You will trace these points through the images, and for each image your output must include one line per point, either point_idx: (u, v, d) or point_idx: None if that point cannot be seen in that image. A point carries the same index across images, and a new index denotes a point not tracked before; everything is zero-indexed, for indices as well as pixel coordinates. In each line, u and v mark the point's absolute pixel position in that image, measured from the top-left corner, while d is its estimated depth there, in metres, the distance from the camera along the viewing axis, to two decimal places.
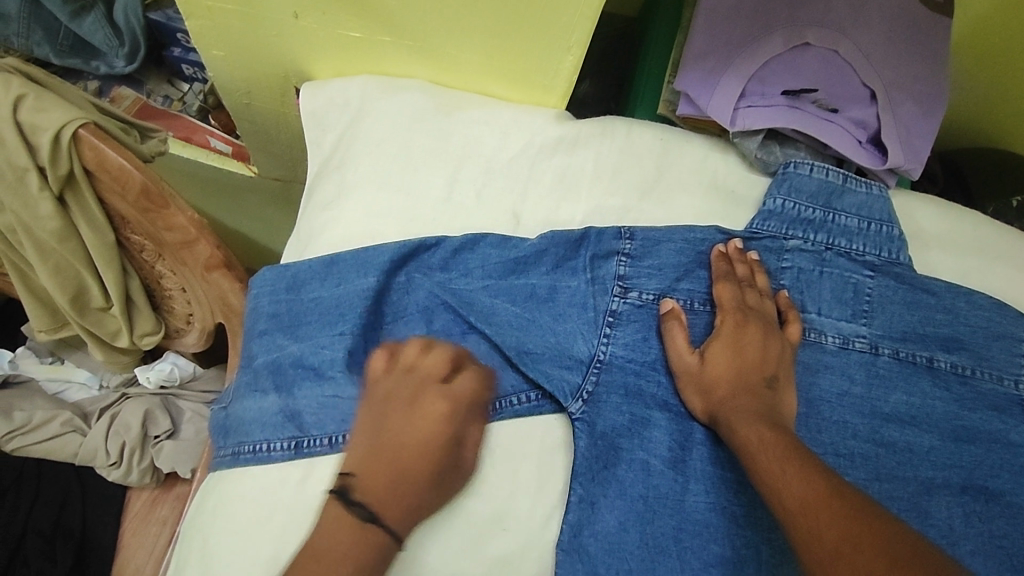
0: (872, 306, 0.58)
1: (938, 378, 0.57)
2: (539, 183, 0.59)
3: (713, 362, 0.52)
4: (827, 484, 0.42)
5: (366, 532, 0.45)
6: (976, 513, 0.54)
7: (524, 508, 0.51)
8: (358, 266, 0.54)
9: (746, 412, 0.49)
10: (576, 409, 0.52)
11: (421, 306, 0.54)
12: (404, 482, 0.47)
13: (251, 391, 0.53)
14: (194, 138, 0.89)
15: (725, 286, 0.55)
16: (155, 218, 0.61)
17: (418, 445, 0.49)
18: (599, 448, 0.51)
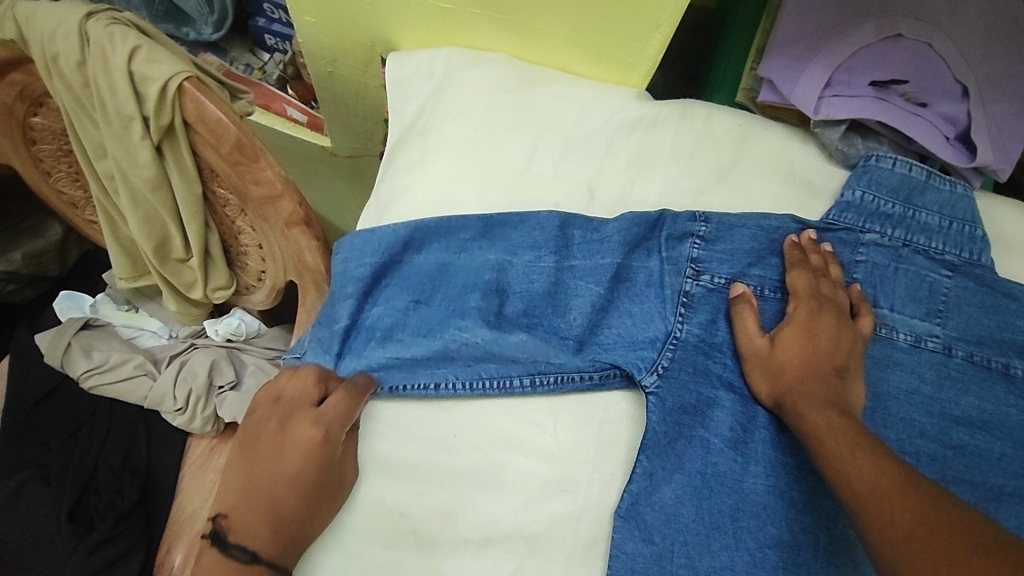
0: (948, 306, 0.57)
1: (1014, 386, 0.56)
2: (615, 160, 0.60)
3: (784, 347, 0.52)
4: (900, 471, 0.42)
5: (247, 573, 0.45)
6: None
7: (584, 473, 0.51)
8: (441, 237, 0.56)
9: (818, 397, 0.49)
10: (650, 382, 0.52)
11: (489, 280, 0.54)
12: (277, 518, 0.47)
13: (322, 352, 0.54)
14: (272, 106, 0.94)
15: (799, 274, 0.55)
16: (244, 171, 0.63)
17: (287, 476, 0.48)
18: (667, 423, 0.51)
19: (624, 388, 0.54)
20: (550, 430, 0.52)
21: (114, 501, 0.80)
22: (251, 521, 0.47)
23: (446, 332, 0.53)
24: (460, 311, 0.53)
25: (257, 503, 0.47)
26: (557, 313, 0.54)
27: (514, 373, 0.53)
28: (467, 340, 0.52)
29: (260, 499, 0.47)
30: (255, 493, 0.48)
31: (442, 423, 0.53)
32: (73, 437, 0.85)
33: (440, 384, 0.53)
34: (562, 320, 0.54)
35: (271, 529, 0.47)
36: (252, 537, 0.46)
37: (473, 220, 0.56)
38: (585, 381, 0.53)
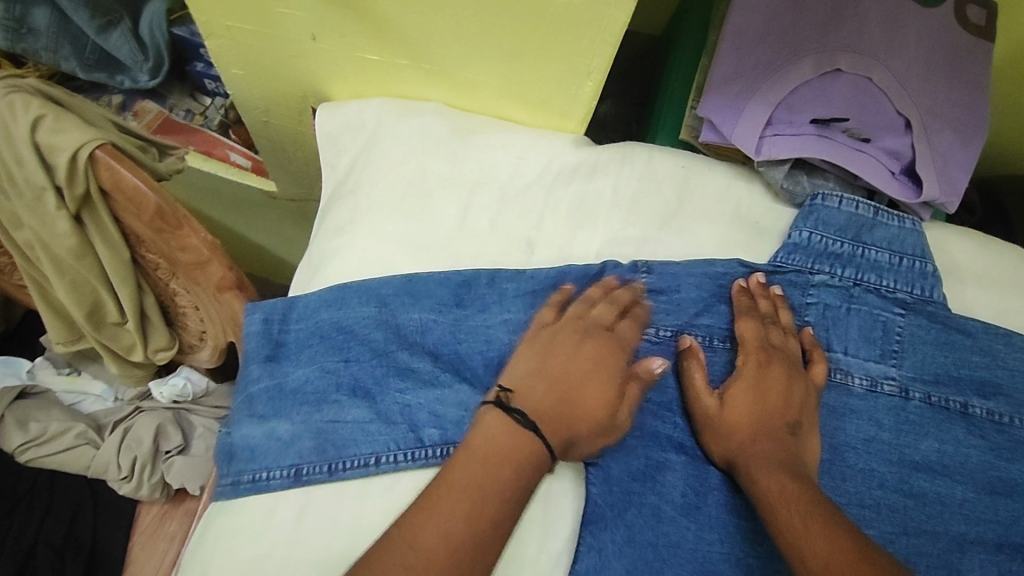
0: (902, 346, 0.55)
1: (972, 426, 0.54)
2: (556, 211, 0.57)
3: (734, 402, 0.50)
4: (853, 544, 0.40)
5: (528, 439, 0.44)
6: (1012, 573, 0.51)
7: (530, 552, 0.48)
8: (366, 296, 0.52)
9: (769, 459, 0.47)
10: (591, 451, 0.49)
11: (413, 338, 0.51)
12: (570, 413, 0.47)
13: (248, 417, 0.51)
14: (215, 152, 0.92)
15: (748, 322, 0.53)
16: (169, 238, 0.60)
17: (597, 375, 0.49)
18: (613, 494, 0.48)
19: (569, 454, 0.50)
20: None
21: None
22: (538, 406, 0.46)
23: (386, 396, 0.50)
24: (397, 369, 0.51)
25: (551, 397, 0.47)
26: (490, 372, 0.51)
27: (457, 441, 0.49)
28: (409, 403, 0.50)
29: (554, 395, 0.47)
30: (552, 392, 0.47)
31: (377, 509, 0.48)
32: (7, 515, 0.79)
33: (381, 457, 0.49)
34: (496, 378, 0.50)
35: (561, 420, 0.46)
36: (538, 410, 0.46)
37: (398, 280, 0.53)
38: None
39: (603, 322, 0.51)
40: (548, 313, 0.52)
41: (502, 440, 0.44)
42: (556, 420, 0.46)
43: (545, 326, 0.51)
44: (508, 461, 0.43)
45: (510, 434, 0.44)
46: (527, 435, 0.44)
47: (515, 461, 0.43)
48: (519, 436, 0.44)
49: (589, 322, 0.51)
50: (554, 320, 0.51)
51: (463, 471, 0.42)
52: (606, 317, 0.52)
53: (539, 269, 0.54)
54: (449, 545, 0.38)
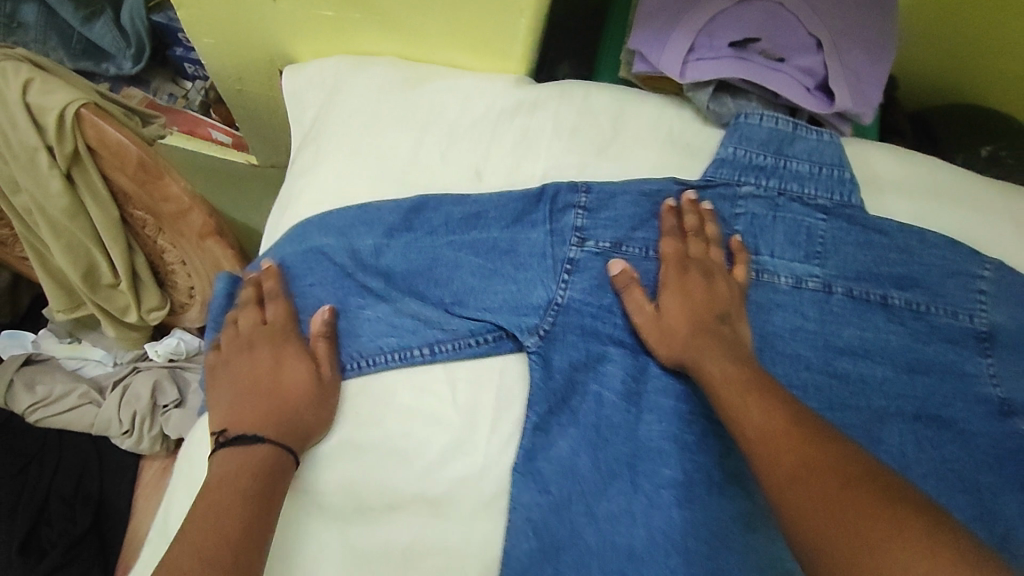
0: (825, 248, 0.59)
1: (892, 315, 0.59)
2: (501, 142, 0.61)
3: (667, 310, 0.55)
4: (788, 414, 0.45)
5: (246, 452, 0.48)
6: (928, 439, 0.55)
7: (483, 438, 0.52)
8: (322, 227, 0.56)
9: (709, 348, 0.52)
10: (532, 344, 0.54)
11: (369, 261, 0.55)
12: (278, 408, 0.51)
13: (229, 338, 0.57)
14: (197, 130, 0.96)
15: (669, 241, 0.57)
16: (152, 190, 0.65)
17: (268, 374, 0.53)
18: (557, 381, 0.53)
19: (519, 352, 0.55)
20: (455, 400, 0.52)
21: (66, 528, 0.81)
22: (245, 419, 0.51)
23: (349, 312, 0.54)
24: (359, 287, 0.55)
25: (244, 410, 0.52)
26: (434, 285, 0.55)
27: (414, 344, 0.53)
28: (368, 317, 0.54)
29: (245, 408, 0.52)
30: (257, 402, 0.52)
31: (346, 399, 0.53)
32: (20, 472, 0.83)
33: (346, 363, 0.53)
34: (443, 288, 0.55)
35: (266, 416, 0.51)
36: (246, 426, 0.50)
37: (352, 209, 0.57)
38: (479, 346, 0.54)
39: (254, 325, 0.55)
40: (214, 355, 0.56)
41: (229, 461, 0.48)
42: (271, 418, 0.50)
43: (217, 364, 0.55)
44: (243, 474, 0.47)
45: (231, 453, 0.49)
46: (249, 446, 0.49)
47: (249, 467, 0.48)
48: (239, 456, 0.48)
49: (242, 334, 0.55)
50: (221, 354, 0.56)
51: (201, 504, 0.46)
52: (250, 324, 0.55)
53: (481, 194, 0.58)
54: (205, 545, 0.43)
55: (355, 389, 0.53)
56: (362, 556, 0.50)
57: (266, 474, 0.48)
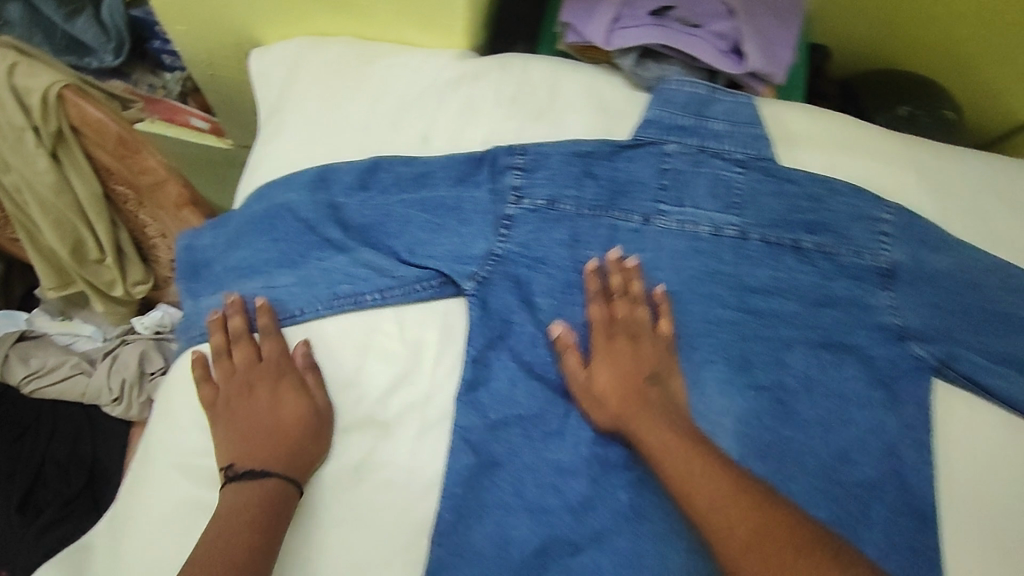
0: (742, 199, 0.64)
1: (803, 257, 0.64)
2: (447, 108, 0.67)
3: (598, 377, 0.59)
4: (730, 479, 0.51)
5: (257, 486, 0.52)
6: (830, 363, 0.61)
7: (427, 372, 0.58)
8: (284, 186, 0.62)
9: (644, 411, 0.56)
10: (470, 288, 0.59)
11: (327, 214, 0.60)
12: (282, 440, 0.55)
13: (198, 292, 0.60)
14: (176, 118, 1.02)
15: (595, 306, 0.60)
16: (131, 162, 0.71)
17: (270, 411, 0.56)
18: (489, 322, 0.59)
19: (459, 296, 0.60)
20: (403, 340, 0.58)
21: (60, 489, 0.87)
22: (252, 456, 0.54)
23: (307, 262, 0.58)
24: (319, 240, 0.59)
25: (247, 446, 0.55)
26: (386, 237, 0.60)
27: (366, 290, 0.58)
28: (326, 266, 0.58)
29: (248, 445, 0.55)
30: (261, 439, 0.55)
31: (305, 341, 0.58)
32: (18, 441, 0.91)
33: (305, 308, 0.58)
34: (396, 241, 0.60)
35: (272, 451, 0.54)
36: (254, 461, 0.54)
37: (309, 173, 0.62)
38: (424, 291, 0.59)
39: (252, 362, 0.58)
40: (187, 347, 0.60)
41: (236, 496, 0.52)
42: (275, 453, 0.54)
43: (212, 397, 0.57)
44: (254, 506, 0.51)
45: (241, 487, 0.52)
46: (257, 481, 0.53)
47: (257, 501, 0.51)
48: (249, 488, 0.52)
49: (237, 373, 0.58)
50: (216, 390, 0.58)
51: (213, 542, 0.49)
52: (247, 362, 0.58)
53: (429, 157, 0.63)
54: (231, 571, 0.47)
55: (313, 332, 0.59)
56: (322, 481, 0.55)
57: (275, 506, 0.52)
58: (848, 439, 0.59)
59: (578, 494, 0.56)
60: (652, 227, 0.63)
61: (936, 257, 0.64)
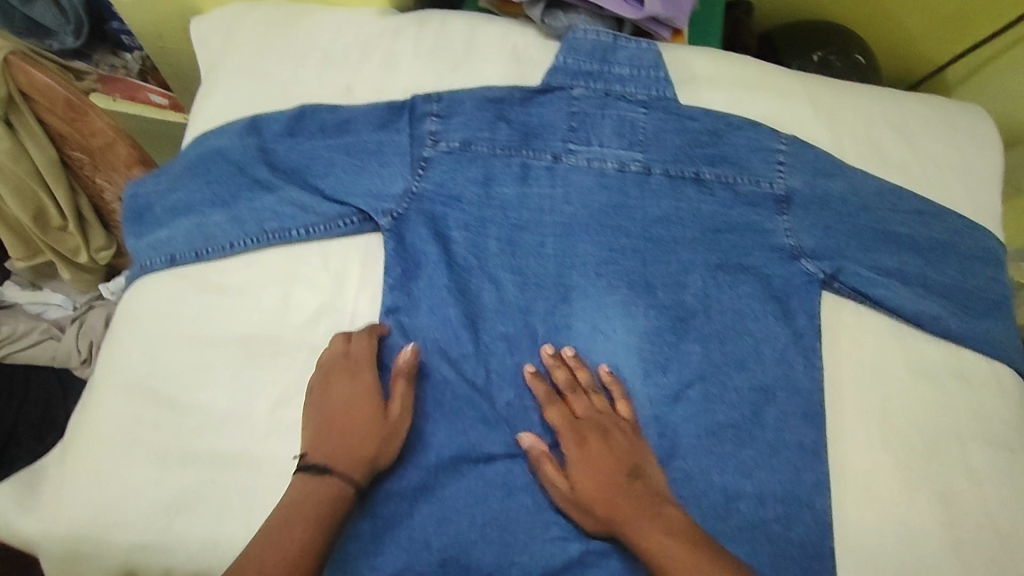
0: (646, 137, 0.69)
1: (703, 187, 0.68)
2: (369, 61, 0.72)
3: (581, 481, 0.55)
4: None
5: (322, 479, 0.51)
6: (726, 282, 0.66)
7: (348, 301, 0.62)
8: (217, 134, 0.66)
9: (633, 510, 0.53)
10: (386, 224, 0.63)
11: (254, 157, 0.64)
12: (347, 438, 0.53)
13: (136, 234, 0.64)
14: (137, 96, 1.06)
15: (551, 410, 0.58)
16: (81, 125, 0.76)
17: (346, 404, 0.55)
18: (403, 254, 0.63)
19: (377, 232, 0.64)
20: (325, 271, 0.63)
21: (34, 445, 0.92)
22: (323, 449, 0.53)
23: (239, 202, 0.63)
24: (249, 181, 0.63)
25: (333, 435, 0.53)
26: (311, 176, 0.64)
27: (292, 225, 0.63)
28: (256, 205, 0.63)
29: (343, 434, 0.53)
30: (335, 432, 0.54)
31: (234, 274, 0.62)
32: None
33: (236, 242, 0.62)
34: (320, 180, 0.63)
35: (341, 445, 0.53)
36: (324, 454, 0.53)
37: (241, 121, 0.66)
38: (345, 227, 0.63)
39: (336, 355, 0.57)
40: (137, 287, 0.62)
41: (299, 489, 0.51)
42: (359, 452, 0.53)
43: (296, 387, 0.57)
44: (314, 500, 0.50)
45: (303, 478, 0.51)
46: (322, 475, 0.51)
47: (319, 493, 0.50)
48: (312, 481, 0.51)
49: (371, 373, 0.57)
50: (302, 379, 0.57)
51: (265, 539, 0.47)
52: (333, 355, 0.57)
53: (351, 107, 0.67)
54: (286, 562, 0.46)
55: (239, 265, 0.62)
56: (246, 409, 0.56)
57: (331, 503, 0.50)
58: (743, 350, 0.64)
59: (490, 407, 0.60)
60: (562, 164, 0.67)
61: (829, 183, 0.69)
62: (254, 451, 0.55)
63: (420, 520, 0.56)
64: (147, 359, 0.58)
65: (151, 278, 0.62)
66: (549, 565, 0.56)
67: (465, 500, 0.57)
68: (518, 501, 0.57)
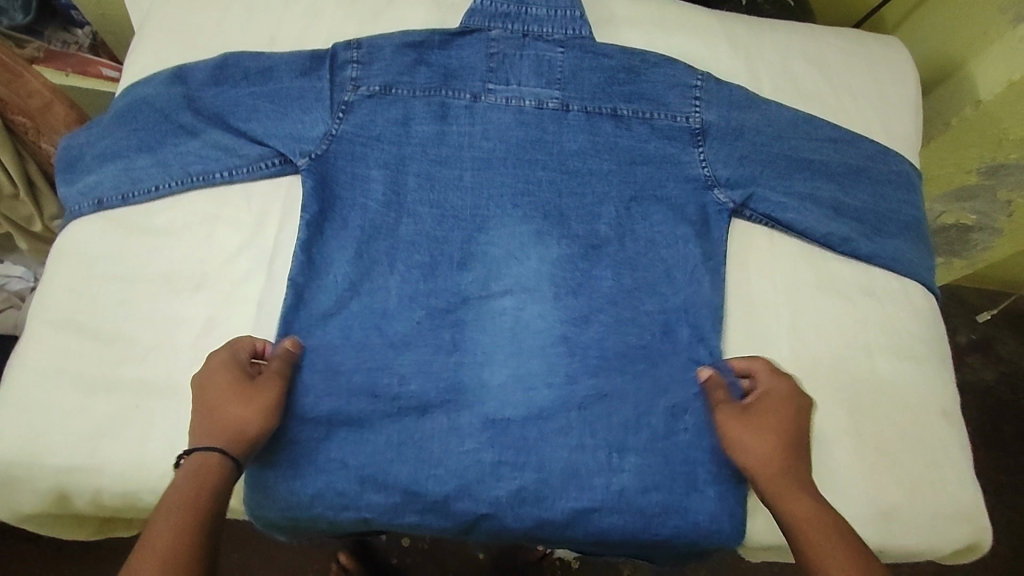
0: (564, 75, 0.70)
1: (620, 123, 0.70)
2: (292, 13, 0.73)
3: (758, 412, 0.59)
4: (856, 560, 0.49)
5: (195, 460, 0.51)
6: (641, 212, 0.68)
7: (270, 237, 0.64)
8: (143, 85, 0.68)
9: (789, 477, 0.55)
10: (304, 165, 0.65)
11: (177, 104, 0.66)
12: (215, 413, 0.53)
13: (67, 182, 0.66)
14: (90, 70, 1.06)
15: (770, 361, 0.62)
16: (17, 87, 0.82)
17: (216, 384, 0.55)
18: (322, 193, 0.64)
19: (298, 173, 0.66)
20: (248, 211, 0.65)
21: None
22: (197, 434, 0.53)
23: (164, 147, 0.65)
24: (173, 127, 0.65)
25: (198, 425, 0.53)
26: (235, 121, 0.65)
27: (216, 168, 0.65)
28: (180, 149, 0.65)
29: (211, 423, 0.53)
30: (205, 415, 0.53)
31: (160, 216, 0.64)
32: None
33: (161, 185, 0.64)
34: (242, 124, 0.65)
35: (210, 423, 0.53)
36: (196, 439, 0.52)
37: (166, 72, 0.68)
38: (267, 169, 0.65)
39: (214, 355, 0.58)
40: (76, 229, 0.64)
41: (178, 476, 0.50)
42: (226, 440, 0.53)
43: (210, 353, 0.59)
44: (190, 479, 0.49)
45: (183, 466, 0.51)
46: (194, 457, 0.51)
47: (191, 474, 0.50)
48: (188, 465, 0.51)
49: (237, 362, 0.57)
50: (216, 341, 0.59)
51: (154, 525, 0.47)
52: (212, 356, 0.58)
53: (272, 54, 0.68)
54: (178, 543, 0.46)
55: (164, 206, 0.64)
56: (173, 340, 0.59)
57: (206, 478, 0.50)
58: (658, 276, 0.66)
59: (407, 333, 0.62)
60: (481, 103, 0.69)
61: (745, 114, 0.70)
62: (178, 377, 0.58)
63: (340, 441, 0.59)
64: (76, 299, 0.60)
65: (78, 221, 0.64)
66: (465, 478, 0.58)
67: (385, 422, 0.59)
68: (437, 420, 0.60)
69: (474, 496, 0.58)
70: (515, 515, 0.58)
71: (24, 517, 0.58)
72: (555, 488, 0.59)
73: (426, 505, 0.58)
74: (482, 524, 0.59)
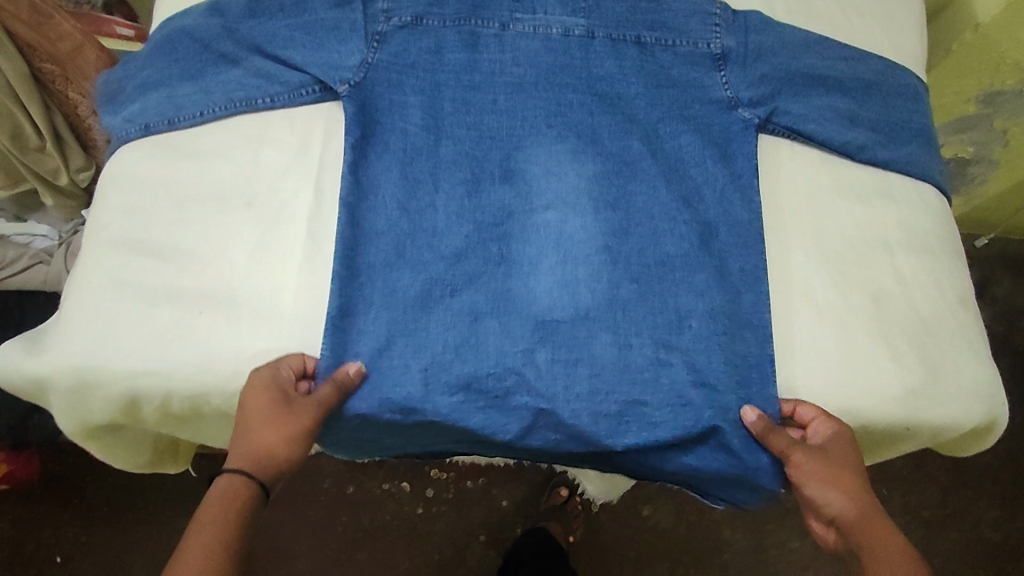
0: (589, 4, 0.71)
1: (645, 50, 0.72)
2: None
3: (829, 449, 0.59)
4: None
5: (229, 482, 0.53)
6: (669, 131, 0.71)
7: (316, 158, 0.66)
8: (181, 18, 0.70)
9: (864, 504, 0.56)
10: (344, 91, 0.66)
11: (218, 34, 0.68)
12: (249, 436, 0.54)
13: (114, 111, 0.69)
14: (102, 29, 1.05)
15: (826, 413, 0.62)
16: (48, 31, 0.81)
17: (257, 402, 0.55)
18: (362, 116, 0.66)
19: (337, 100, 0.68)
20: (293, 135, 0.67)
21: None
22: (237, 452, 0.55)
23: (207, 75, 0.67)
24: (215, 55, 0.67)
25: (238, 444, 0.55)
26: (274, 48, 0.67)
27: (258, 94, 0.67)
28: (222, 77, 0.67)
29: (248, 448, 0.54)
30: (244, 435, 0.55)
31: (206, 141, 0.66)
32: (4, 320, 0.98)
33: (205, 111, 0.66)
34: (281, 52, 0.67)
35: (247, 446, 0.54)
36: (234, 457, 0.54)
37: (204, 5, 0.70)
38: (307, 96, 0.67)
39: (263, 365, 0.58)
40: (129, 151, 0.67)
41: (215, 490, 0.53)
42: (260, 465, 0.54)
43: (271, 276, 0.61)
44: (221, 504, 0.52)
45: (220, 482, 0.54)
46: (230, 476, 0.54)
47: (224, 498, 0.53)
48: (223, 484, 0.53)
49: (281, 384, 0.56)
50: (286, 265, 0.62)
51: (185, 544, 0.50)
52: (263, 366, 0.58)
53: None
54: None
55: (209, 130, 0.67)
56: (230, 256, 0.62)
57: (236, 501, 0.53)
58: (689, 188, 0.69)
59: (452, 247, 0.64)
60: (510, 32, 0.71)
61: (763, 37, 0.72)
62: (237, 288, 0.61)
63: (395, 348, 0.61)
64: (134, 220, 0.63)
65: (128, 146, 0.67)
66: (520, 376, 0.61)
67: (437, 330, 0.62)
68: (487, 325, 0.62)
69: (532, 391, 0.61)
70: (571, 411, 0.61)
71: (96, 427, 0.61)
72: (606, 383, 0.62)
73: (487, 401, 0.61)
74: (541, 420, 0.62)
